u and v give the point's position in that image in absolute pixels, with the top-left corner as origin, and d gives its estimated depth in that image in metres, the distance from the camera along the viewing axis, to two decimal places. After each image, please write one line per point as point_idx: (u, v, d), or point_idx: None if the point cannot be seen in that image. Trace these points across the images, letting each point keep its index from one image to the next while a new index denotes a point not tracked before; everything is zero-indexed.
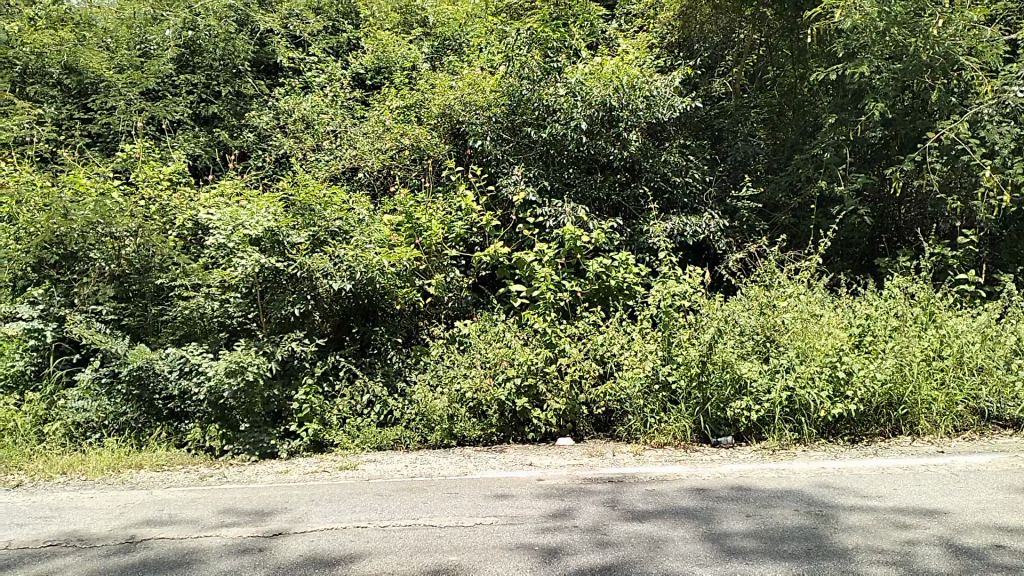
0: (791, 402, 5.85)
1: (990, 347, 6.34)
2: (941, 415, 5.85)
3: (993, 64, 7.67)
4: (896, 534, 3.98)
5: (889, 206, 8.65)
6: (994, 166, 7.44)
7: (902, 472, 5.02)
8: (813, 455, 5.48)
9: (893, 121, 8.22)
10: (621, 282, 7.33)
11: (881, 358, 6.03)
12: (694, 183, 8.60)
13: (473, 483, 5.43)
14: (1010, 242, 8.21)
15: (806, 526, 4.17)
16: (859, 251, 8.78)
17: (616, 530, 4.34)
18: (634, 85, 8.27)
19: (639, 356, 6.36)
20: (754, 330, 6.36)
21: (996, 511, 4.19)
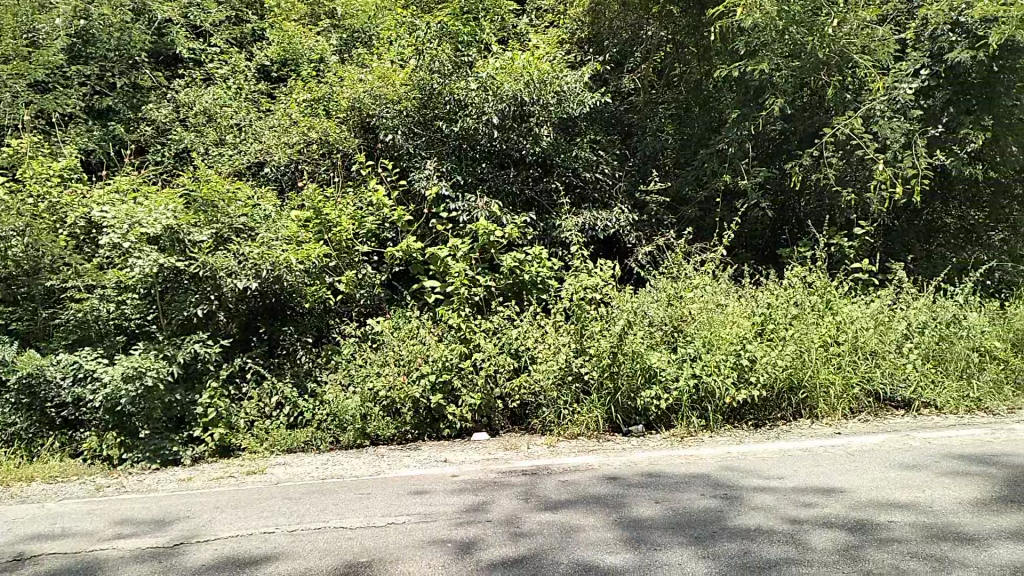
0: (698, 390, 6.01)
1: (883, 331, 6.61)
2: (838, 397, 6.12)
3: (886, 62, 8.01)
4: (795, 513, 4.11)
5: (789, 199, 8.86)
6: (886, 160, 7.80)
7: (802, 453, 5.20)
8: (719, 440, 5.64)
9: (793, 117, 8.50)
10: (535, 276, 7.33)
11: (782, 345, 6.24)
12: (604, 178, 8.80)
13: (386, 482, 5.33)
14: (901, 233, 8.66)
15: (712, 509, 4.27)
16: (762, 242, 9.10)
17: (529, 521, 4.33)
18: (545, 80, 8.32)
19: (552, 348, 6.43)
20: (663, 321, 6.45)
21: (887, 488, 4.39)
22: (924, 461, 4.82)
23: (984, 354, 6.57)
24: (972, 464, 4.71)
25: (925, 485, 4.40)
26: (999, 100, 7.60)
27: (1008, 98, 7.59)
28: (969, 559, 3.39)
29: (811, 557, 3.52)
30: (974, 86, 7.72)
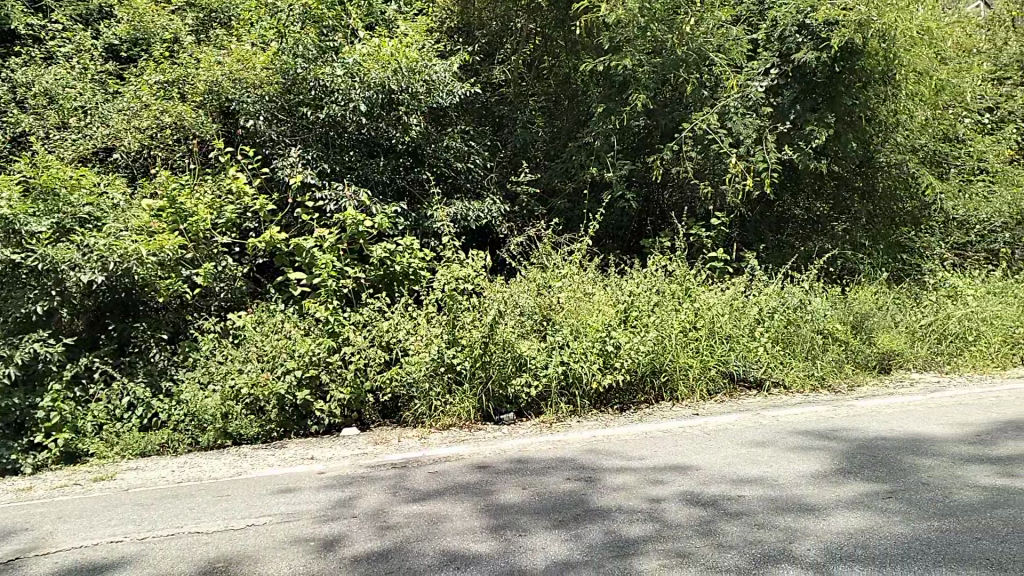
0: (566, 376, 6.14)
1: (737, 316, 6.97)
2: (696, 380, 6.43)
3: (739, 61, 8.38)
4: (654, 492, 4.25)
5: (652, 191, 9.22)
6: (739, 155, 8.21)
7: (662, 434, 5.40)
8: (585, 425, 5.77)
9: (655, 112, 8.82)
10: (406, 267, 7.20)
11: (644, 331, 6.47)
12: (476, 168, 8.82)
13: (248, 482, 5.10)
14: (755, 223, 9.15)
15: (576, 492, 4.35)
16: (628, 233, 9.38)
17: (396, 513, 4.27)
18: (414, 68, 8.17)
19: (424, 341, 6.32)
20: (532, 310, 6.52)
21: (738, 464, 4.62)
22: (772, 438, 5.11)
23: (827, 336, 7.05)
24: (814, 439, 5.04)
25: (772, 461, 4.65)
26: (840, 98, 8.16)
27: (848, 96, 8.16)
28: (810, 528, 3.60)
29: (668, 534, 3.64)
30: (819, 85, 8.25)
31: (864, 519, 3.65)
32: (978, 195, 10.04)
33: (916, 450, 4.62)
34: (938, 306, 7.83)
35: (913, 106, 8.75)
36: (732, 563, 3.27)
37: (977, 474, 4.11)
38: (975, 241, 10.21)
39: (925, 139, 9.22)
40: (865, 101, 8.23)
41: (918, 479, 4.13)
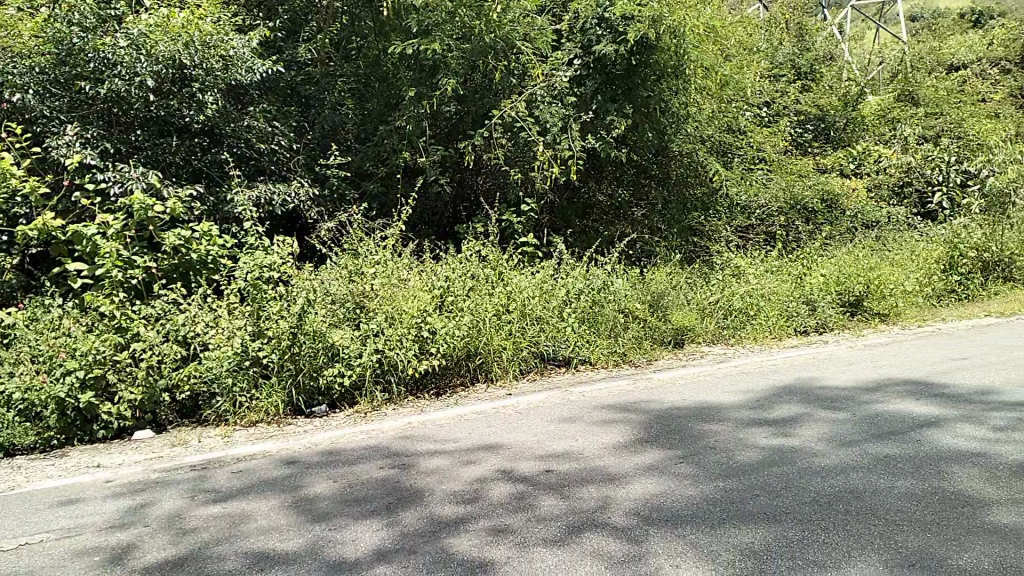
0: (380, 364, 6.04)
1: (547, 298, 7.21)
2: (509, 361, 6.58)
3: (544, 50, 8.68)
4: (467, 472, 4.29)
5: (466, 176, 9.28)
6: (546, 143, 8.47)
7: (476, 416, 5.47)
8: (401, 412, 5.72)
9: (466, 98, 8.82)
10: (204, 255, 6.70)
11: (458, 316, 6.51)
12: (281, 151, 8.44)
13: (23, 497, 4.56)
14: (565, 209, 9.48)
15: (389, 479, 4.29)
16: (442, 218, 9.38)
17: (196, 517, 3.98)
18: (208, 42, 7.65)
19: (226, 333, 5.88)
20: (343, 298, 6.32)
21: (548, 440, 4.77)
22: (580, 413, 5.33)
23: (628, 314, 7.47)
24: (616, 412, 5.30)
25: (578, 435, 4.84)
26: (636, 90, 8.62)
27: (643, 88, 8.65)
28: (611, 497, 3.76)
29: (478, 515, 3.67)
30: (617, 76, 8.67)
31: (660, 485, 3.87)
32: (757, 182, 11.00)
33: (706, 416, 5.00)
34: (724, 284, 8.49)
35: (701, 98, 9.44)
36: (541, 536, 3.36)
37: (757, 435, 4.49)
38: (756, 223, 11.01)
39: (711, 130, 10.00)
40: (660, 93, 8.76)
41: (707, 443, 4.45)
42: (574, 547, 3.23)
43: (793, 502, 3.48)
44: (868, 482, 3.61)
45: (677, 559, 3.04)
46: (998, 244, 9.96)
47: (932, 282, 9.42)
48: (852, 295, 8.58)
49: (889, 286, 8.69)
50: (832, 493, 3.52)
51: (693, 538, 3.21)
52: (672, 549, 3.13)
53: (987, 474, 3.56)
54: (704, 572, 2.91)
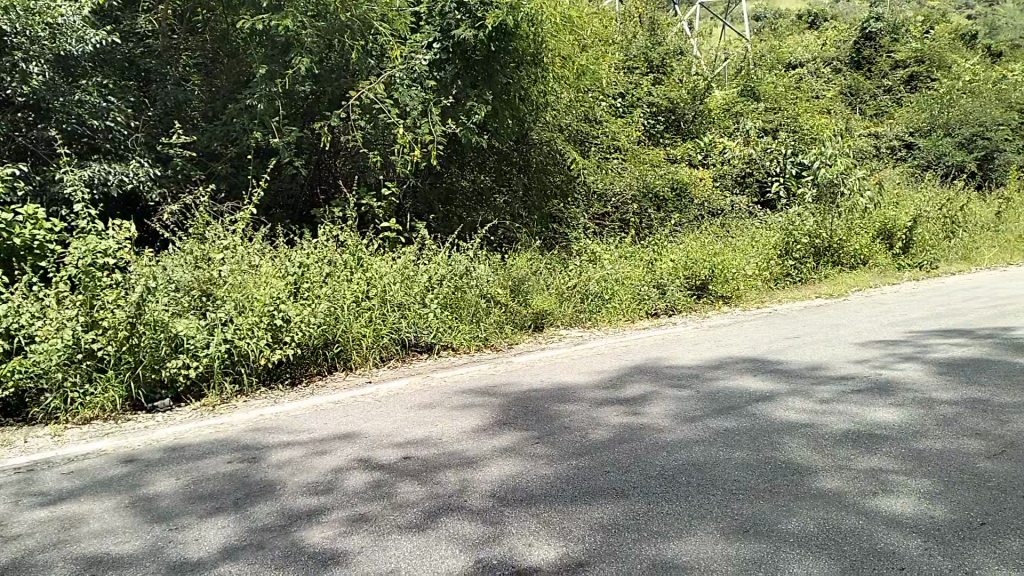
0: (230, 355, 5.74)
1: (408, 285, 7.11)
2: (369, 348, 6.45)
3: (403, 32, 8.57)
4: (322, 463, 4.17)
5: (323, 158, 9.01)
6: (406, 126, 8.29)
7: (333, 406, 5.32)
8: (253, 404, 5.46)
9: (321, 78, 8.48)
10: (28, 240, 6.09)
11: (314, 303, 6.30)
12: (118, 127, 7.74)
13: None
14: (428, 193, 9.38)
15: (239, 473, 4.10)
16: (298, 202, 9.07)
17: (18, 523, 3.63)
18: (32, 8, 6.92)
19: (54, 324, 5.35)
20: (188, 286, 5.94)
21: (406, 427, 4.72)
22: (439, 399, 5.31)
23: (490, 299, 7.51)
24: (476, 396, 5.32)
25: (438, 421, 4.81)
26: (495, 76, 8.68)
27: (502, 75, 8.73)
28: (468, 480, 3.77)
29: (333, 505, 3.57)
30: (477, 62, 8.65)
31: (516, 466, 3.92)
32: (613, 172, 11.25)
33: (562, 397, 5.11)
34: (581, 269, 8.70)
35: (558, 87, 9.62)
36: (397, 523, 3.32)
37: (609, 414, 4.64)
38: (610, 211, 11.27)
39: (569, 119, 10.26)
40: (518, 81, 8.89)
41: (562, 423, 4.55)
42: (429, 532, 3.20)
43: (641, 476, 3.61)
44: (709, 455, 3.80)
45: (530, 538, 3.09)
46: (827, 231, 10.80)
47: (769, 267, 10.11)
48: (699, 280, 9.07)
49: (732, 270, 9.23)
50: (677, 466, 3.68)
51: (547, 517, 3.27)
52: (527, 529, 3.18)
53: (813, 442, 3.83)
54: (557, 549, 2.97)
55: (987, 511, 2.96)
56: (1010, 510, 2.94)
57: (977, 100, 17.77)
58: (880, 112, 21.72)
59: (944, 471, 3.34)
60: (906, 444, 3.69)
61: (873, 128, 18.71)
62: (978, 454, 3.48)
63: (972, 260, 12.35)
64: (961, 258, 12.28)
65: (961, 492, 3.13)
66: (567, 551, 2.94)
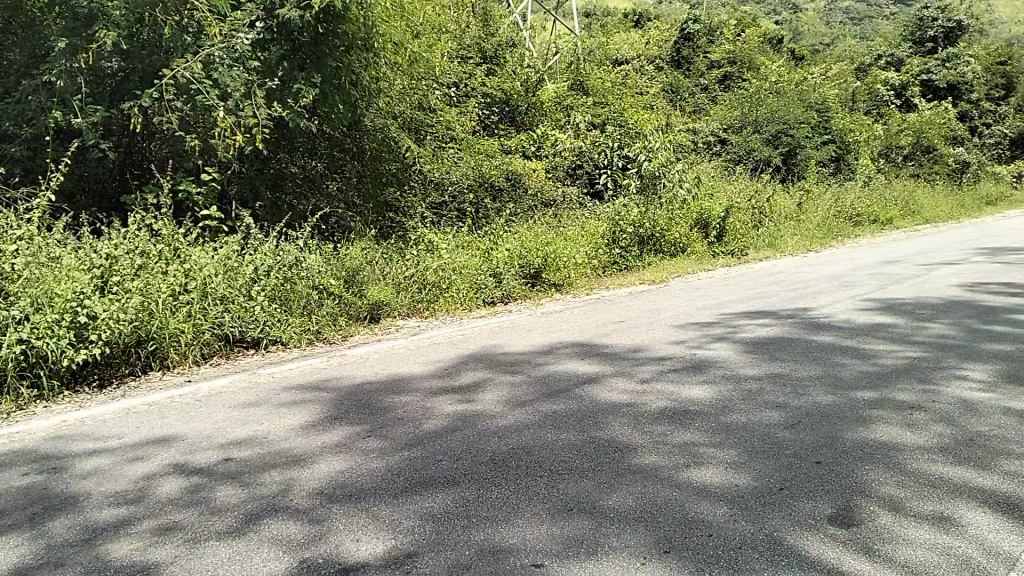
0: (26, 357, 5.12)
1: (231, 277, 6.73)
2: (187, 344, 6.04)
3: (222, 9, 7.89)
4: (132, 471, 3.85)
5: (136, 141, 8.38)
6: (227, 109, 7.79)
7: (147, 408, 4.94)
8: (56, 410, 4.94)
9: (129, 54, 7.85)
10: None
11: (126, 297, 5.81)
12: None
13: None
14: (252, 178, 8.88)
15: (35, 487, 3.70)
16: (107, 189, 8.40)
17: None
18: None
19: None
20: None
21: (229, 427, 4.46)
22: (265, 396, 5.06)
23: (323, 291, 7.28)
24: (304, 392, 5.12)
25: (263, 419, 4.59)
26: (325, 60, 8.40)
27: (331, 58, 8.47)
28: (294, 479, 3.61)
29: (144, 515, 3.31)
30: (304, 45, 8.31)
31: (345, 461, 3.80)
32: (449, 160, 11.12)
33: (394, 389, 5.03)
34: (418, 258, 8.64)
35: (391, 74, 9.62)
36: (216, 529, 3.12)
37: (442, 403, 4.62)
38: (448, 200, 11.19)
39: (403, 106, 10.19)
40: (348, 64, 8.66)
41: (394, 415, 4.48)
42: (250, 535, 3.05)
43: (471, 463, 3.62)
44: (538, 437, 3.88)
45: (358, 533, 3.01)
46: (651, 221, 11.39)
47: (598, 256, 10.50)
48: (533, 268, 9.25)
49: (563, 258, 9.48)
50: (506, 451, 3.73)
51: (375, 510, 3.20)
52: (354, 524, 3.09)
53: (634, 420, 4.01)
54: (385, 542, 2.91)
55: (785, 476, 3.20)
56: (804, 475, 3.20)
57: (781, 101, 19.36)
58: (698, 109, 23.10)
59: (748, 442, 3.59)
60: (716, 418, 3.93)
61: (692, 123, 19.86)
62: (777, 425, 3.77)
63: (778, 247, 13.31)
64: (768, 246, 13.24)
65: (763, 460, 3.38)
66: (395, 543, 2.89)
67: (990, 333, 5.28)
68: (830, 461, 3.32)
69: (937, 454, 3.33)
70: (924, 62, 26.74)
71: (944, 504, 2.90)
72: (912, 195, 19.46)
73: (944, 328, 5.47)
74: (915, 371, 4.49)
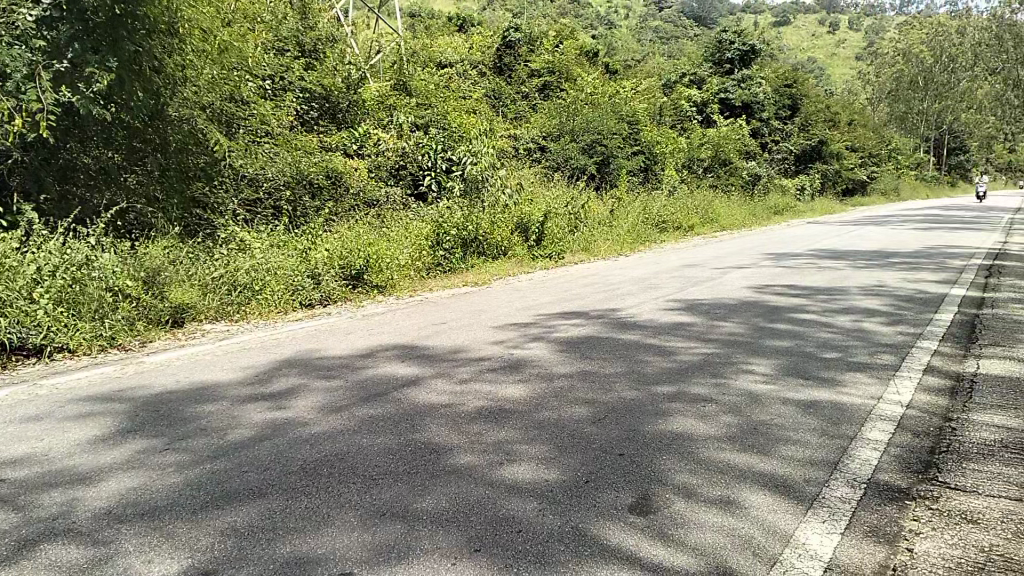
0: None
1: (8, 278, 6.06)
2: None
3: None
4: None
5: None
6: (7, 92, 6.97)
7: None
8: None
9: None
10: None
11: None
12: None
13: None
14: (39, 169, 8.01)
15: None
16: None
17: None
18: None
19: None
20: None
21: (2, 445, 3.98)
22: (48, 410, 4.56)
23: (119, 293, 6.75)
24: (94, 404, 4.67)
25: (44, 434, 4.14)
26: (122, 43, 7.76)
27: (128, 42, 7.86)
28: (78, 499, 3.28)
29: None
30: (99, 26, 7.60)
31: (138, 478, 3.50)
32: (264, 155, 10.61)
33: (199, 397, 4.73)
34: (228, 259, 8.22)
35: (199, 61, 9.13)
36: None
37: (251, 411, 4.39)
38: (263, 197, 10.80)
39: (212, 98, 9.50)
40: (150, 49, 8.16)
41: (197, 425, 4.20)
42: (23, 564, 2.72)
43: (280, 473, 3.47)
44: (352, 443, 3.79)
45: (150, 554, 2.78)
46: (473, 223, 11.57)
47: (421, 256, 10.49)
48: (354, 269, 9.06)
49: (385, 260, 9.35)
50: (318, 459, 3.61)
51: (171, 528, 2.98)
52: (146, 545, 2.86)
53: (451, 421, 4.01)
54: (179, 562, 2.71)
55: (590, 470, 3.34)
56: (608, 467, 3.35)
57: (596, 112, 20.32)
58: (519, 114, 23.71)
59: (558, 438, 3.71)
60: (529, 416, 4.02)
61: (513, 129, 20.32)
62: (585, 420, 3.92)
63: (592, 250, 14.01)
64: (583, 249, 13.91)
65: (571, 455, 3.50)
66: (193, 562, 2.70)
67: (773, 330, 5.82)
68: (632, 453, 3.50)
69: (725, 443, 3.61)
70: (722, 83, 29.16)
71: (730, 488, 3.14)
72: (712, 205, 21.13)
73: (735, 327, 5.96)
74: (709, 366, 4.85)
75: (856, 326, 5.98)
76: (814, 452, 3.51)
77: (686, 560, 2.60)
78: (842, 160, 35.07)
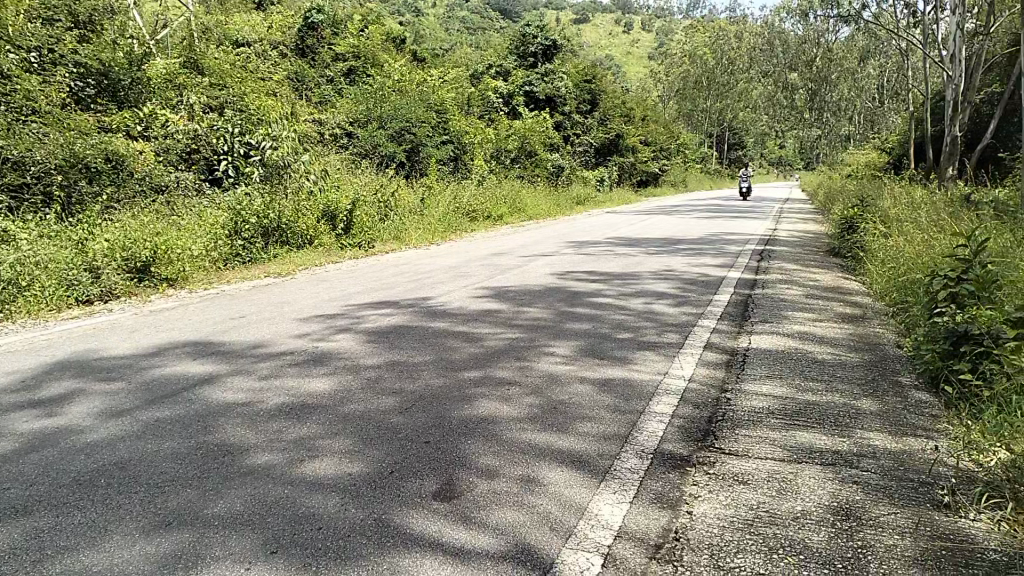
0: None
1: None
2: None
3: None
4: None
5: None
6: None
7: None
8: None
9: None
10: None
11: None
12: None
13: None
14: None
15: None
16: None
17: None
18: None
19: None
20: None
21: None
22: None
23: None
24: None
25: None
26: None
27: None
28: None
29: None
30: None
31: None
32: (29, 136, 9.52)
33: None
34: None
35: None
36: None
37: (15, 421, 3.92)
38: (31, 182, 9.53)
39: None
40: None
41: None
42: None
43: (49, 487, 3.12)
44: (136, 449, 3.49)
45: None
46: (274, 212, 11.10)
47: (217, 246, 9.90)
48: (138, 262, 8.36)
49: (173, 251, 8.70)
50: (96, 468, 3.29)
51: None
52: None
53: (248, 420, 3.81)
54: None
55: (395, 460, 3.30)
56: (413, 455, 3.34)
57: (403, 99, 20.16)
58: (323, 100, 23.01)
59: (362, 430, 3.64)
60: (332, 410, 3.92)
61: (317, 114, 19.71)
62: (391, 411, 3.88)
63: (403, 239, 13.92)
64: (392, 237, 13.78)
65: (376, 447, 3.45)
66: None
67: (574, 314, 6.09)
68: (437, 440, 3.51)
69: (526, 423, 3.72)
70: (526, 76, 29.99)
71: (530, 467, 3.24)
72: (518, 194, 21.72)
73: (539, 312, 6.16)
74: (514, 351, 4.98)
75: (647, 308, 6.39)
76: (608, 427, 3.70)
77: (487, 540, 2.65)
78: (638, 153, 37.37)
